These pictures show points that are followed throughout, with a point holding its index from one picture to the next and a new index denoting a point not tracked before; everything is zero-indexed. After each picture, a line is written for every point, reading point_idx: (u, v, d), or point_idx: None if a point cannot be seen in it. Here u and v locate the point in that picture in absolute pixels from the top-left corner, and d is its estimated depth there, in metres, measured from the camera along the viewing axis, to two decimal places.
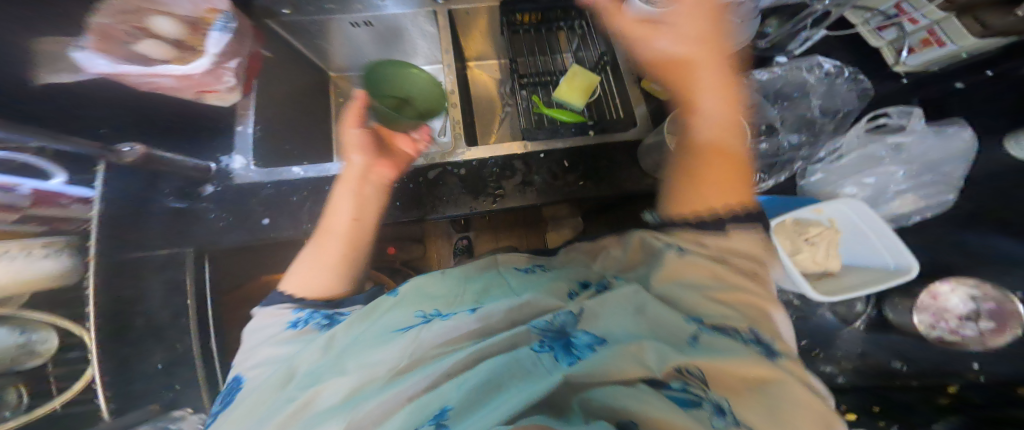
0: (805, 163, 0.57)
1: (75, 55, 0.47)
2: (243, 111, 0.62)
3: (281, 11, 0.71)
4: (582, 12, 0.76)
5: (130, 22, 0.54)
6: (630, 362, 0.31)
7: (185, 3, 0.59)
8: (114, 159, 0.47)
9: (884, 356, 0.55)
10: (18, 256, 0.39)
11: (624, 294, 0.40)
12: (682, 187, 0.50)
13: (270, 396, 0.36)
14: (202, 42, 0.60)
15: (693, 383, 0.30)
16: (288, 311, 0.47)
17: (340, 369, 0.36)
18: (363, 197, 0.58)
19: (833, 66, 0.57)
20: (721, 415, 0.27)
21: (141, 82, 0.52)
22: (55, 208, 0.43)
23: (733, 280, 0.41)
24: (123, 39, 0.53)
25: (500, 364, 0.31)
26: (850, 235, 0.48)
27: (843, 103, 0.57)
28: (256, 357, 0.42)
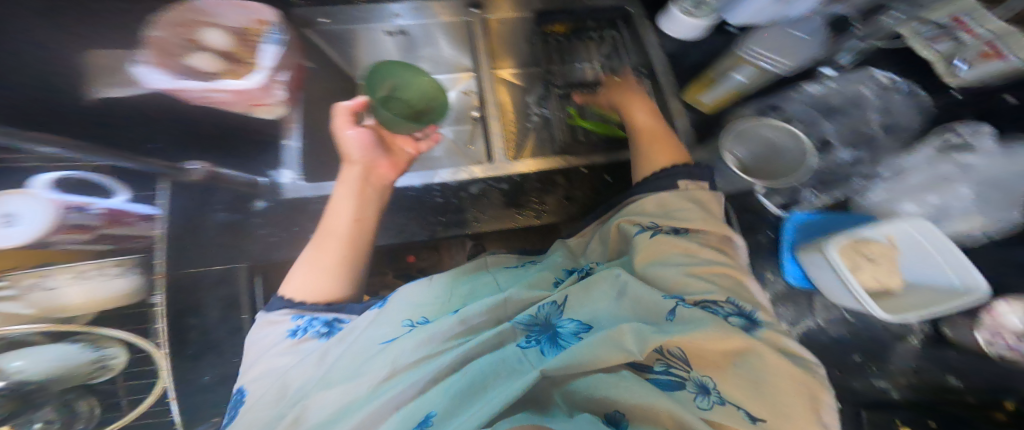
0: (866, 178, 0.56)
1: (136, 70, 0.49)
2: (288, 123, 0.59)
3: (319, 20, 0.71)
4: (615, 21, 0.74)
5: (182, 35, 0.52)
6: (612, 349, 0.32)
7: (230, 14, 0.56)
8: (181, 176, 0.45)
9: (939, 372, 0.54)
10: (94, 277, 0.39)
11: (608, 279, 0.42)
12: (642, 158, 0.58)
13: (269, 412, 0.39)
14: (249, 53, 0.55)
15: (675, 364, 0.33)
16: (286, 318, 0.47)
17: (335, 384, 0.38)
18: (364, 197, 0.55)
19: (888, 78, 0.57)
20: (704, 394, 0.30)
21: (197, 96, 0.51)
22: (124, 227, 0.43)
23: (702, 257, 0.44)
24: (177, 52, 0.52)
25: (483, 368, 0.34)
26: (910, 253, 0.47)
27: (902, 117, 0.56)
28: (257, 368, 0.43)
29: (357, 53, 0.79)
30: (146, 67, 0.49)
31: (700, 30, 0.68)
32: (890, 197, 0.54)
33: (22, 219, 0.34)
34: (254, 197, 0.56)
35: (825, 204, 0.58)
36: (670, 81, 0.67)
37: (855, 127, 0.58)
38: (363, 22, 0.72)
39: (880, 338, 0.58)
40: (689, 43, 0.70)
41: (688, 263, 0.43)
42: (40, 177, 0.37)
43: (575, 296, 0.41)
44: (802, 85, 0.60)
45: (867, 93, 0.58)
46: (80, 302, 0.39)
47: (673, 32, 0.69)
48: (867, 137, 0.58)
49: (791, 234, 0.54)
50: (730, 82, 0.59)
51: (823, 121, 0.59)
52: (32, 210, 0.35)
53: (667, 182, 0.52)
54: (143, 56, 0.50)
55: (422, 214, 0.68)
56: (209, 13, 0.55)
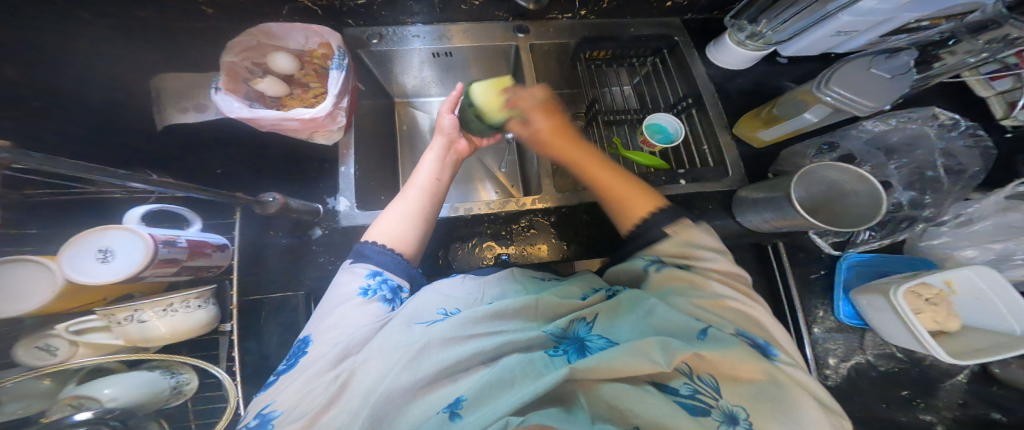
0: (928, 223, 0.60)
1: (214, 98, 0.53)
2: (345, 149, 0.63)
3: (370, 40, 0.69)
4: (660, 50, 0.77)
5: (250, 59, 0.60)
6: (640, 356, 0.34)
7: (298, 37, 0.62)
8: (259, 208, 0.47)
9: (982, 407, 0.56)
10: (179, 309, 0.40)
11: (636, 297, 0.44)
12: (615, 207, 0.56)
13: (318, 375, 0.37)
14: (310, 77, 0.65)
15: (704, 390, 0.34)
16: (361, 273, 0.46)
17: (380, 354, 0.38)
18: (445, 163, 0.63)
19: (948, 118, 0.60)
20: (730, 423, 0.31)
21: (269, 124, 0.55)
22: (203, 258, 0.44)
23: (712, 285, 0.44)
24: (245, 76, 0.60)
25: (513, 365, 0.36)
26: (971, 299, 0.52)
27: (966, 160, 0.59)
28: (325, 322, 0.42)
29: (399, 72, 0.78)
30: (222, 94, 0.54)
31: (750, 61, 0.71)
32: (950, 243, 0.58)
33: (120, 254, 0.36)
34: (313, 225, 0.59)
35: (884, 244, 0.62)
36: (720, 114, 0.69)
37: (916, 168, 0.60)
38: (410, 44, 0.71)
39: (932, 375, 0.59)
40: (737, 71, 0.74)
41: (692, 291, 0.44)
42: (131, 210, 0.39)
43: (603, 314, 0.43)
44: (861, 123, 0.63)
45: (930, 132, 0.60)
46: (163, 334, 0.40)
47: (723, 64, 0.73)
48: (930, 180, 0.59)
49: (846, 275, 0.60)
50: (799, 120, 0.60)
51: (886, 161, 0.61)
52: (128, 245, 0.36)
53: (658, 232, 0.51)
54: (218, 80, 0.56)
55: (475, 245, 0.68)
56: (278, 38, 0.61)
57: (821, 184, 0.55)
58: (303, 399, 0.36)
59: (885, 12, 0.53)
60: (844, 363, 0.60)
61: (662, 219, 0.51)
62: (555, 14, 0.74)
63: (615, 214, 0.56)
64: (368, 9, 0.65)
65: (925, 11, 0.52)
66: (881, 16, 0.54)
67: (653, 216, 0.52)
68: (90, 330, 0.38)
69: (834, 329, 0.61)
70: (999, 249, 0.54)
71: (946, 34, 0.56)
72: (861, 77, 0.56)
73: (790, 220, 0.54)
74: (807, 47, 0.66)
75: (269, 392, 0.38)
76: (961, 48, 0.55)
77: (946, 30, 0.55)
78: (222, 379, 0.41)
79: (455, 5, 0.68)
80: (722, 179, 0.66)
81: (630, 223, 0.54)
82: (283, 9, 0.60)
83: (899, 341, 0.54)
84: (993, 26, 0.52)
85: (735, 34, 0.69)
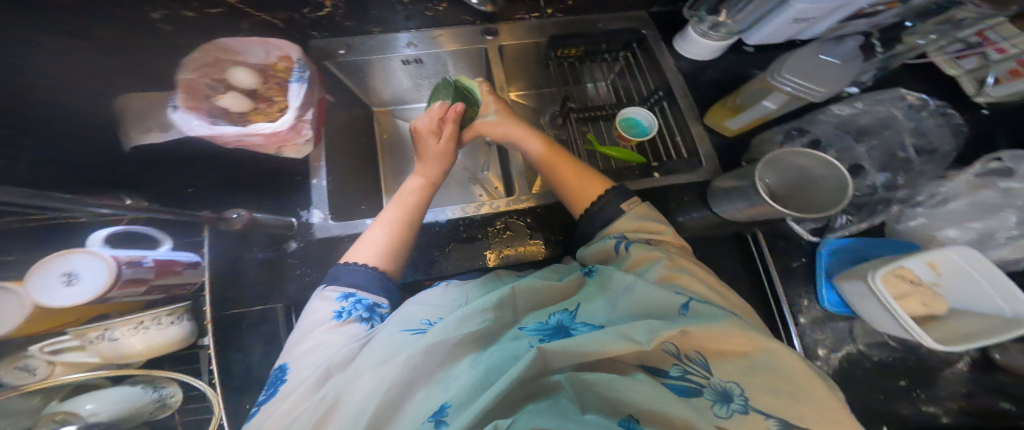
0: (904, 205, 0.60)
1: (173, 116, 0.50)
2: (316, 162, 0.64)
3: (338, 51, 0.70)
4: (630, 44, 0.76)
5: (210, 75, 0.58)
6: (620, 340, 0.33)
7: (259, 52, 0.62)
8: (223, 225, 0.47)
9: (989, 396, 0.57)
10: (151, 326, 0.43)
11: (614, 277, 0.43)
12: (569, 192, 0.59)
13: (306, 397, 0.37)
14: (274, 90, 0.63)
15: (693, 371, 0.34)
16: (331, 298, 0.48)
17: (366, 370, 0.37)
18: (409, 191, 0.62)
19: (916, 98, 0.63)
20: (724, 403, 0.31)
21: (233, 140, 0.53)
22: (173, 276, 0.45)
23: (686, 265, 0.45)
24: (206, 92, 0.57)
25: (498, 363, 0.36)
26: (954, 281, 0.52)
27: (936, 140, 0.62)
28: (304, 347, 0.43)
29: (373, 82, 0.78)
30: (181, 111, 0.51)
31: (716, 51, 0.69)
32: (928, 223, 0.57)
33: (86, 276, 0.36)
34: (289, 239, 0.61)
35: (860, 230, 0.61)
36: (690, 106, 0.68)
37: (886, 150, 0.62)
38: (380, 52, 0.71)
39: (926, 363, 0.58)
40: (707, 62, 0.72)
41: (670, 268, 0.43)
42: (97, 233, 0.40)
43: (585, 302, 0.42)
44: (828, 107, 0.64)
45: (898, 114, 0.63)
46: (140, 350, 0.42)
47: (690, 54, 0.71)
48: (901, 161, 0.61)
49: (826, 261, 0.59)
50: (761, 109, 0.61)
51: (855, 144, 0.63)
52: (94, 268, 0.36)
53: (612, 210, 0.55)
54: (175, 97, 0.53)
55: (451, 250, 0.69)
56: (235, 52, 0.60)
57: (792, 170, 0.55)
58: (288, 425, 0.35)
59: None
60: (835, 354, 0.58)
61: (610, 201, 0.55)
62: (523, 14, 0.74)
63: (572, 203, 0.59)
64: (330, 21, 0.66)
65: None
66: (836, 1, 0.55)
67: (601, 200, 0.56)
68: (68, 349, 0.40)
69: (822, 318, 0.60)
70: (980, 228, 0.54)
71: (898, 19, 0.58)
72: (812, 63, 0.58)
73: (757, 205, 0.54)
74: (769, 36, 0.67)
75: (261, 412, 0.39)
76: (915, 30, 0.58)
77: (896, 15, 0.58)
78: (204, 390, 0.42)
79: (422, 11, 0.68)
80: (696, 171, 0.65)
81: (584, 207, 0.58)
82: (243, 24, 0.60)
83: (890, 330, 0.52)
84: (939, 10, 0.56)
85: (697, 25, 0.67)
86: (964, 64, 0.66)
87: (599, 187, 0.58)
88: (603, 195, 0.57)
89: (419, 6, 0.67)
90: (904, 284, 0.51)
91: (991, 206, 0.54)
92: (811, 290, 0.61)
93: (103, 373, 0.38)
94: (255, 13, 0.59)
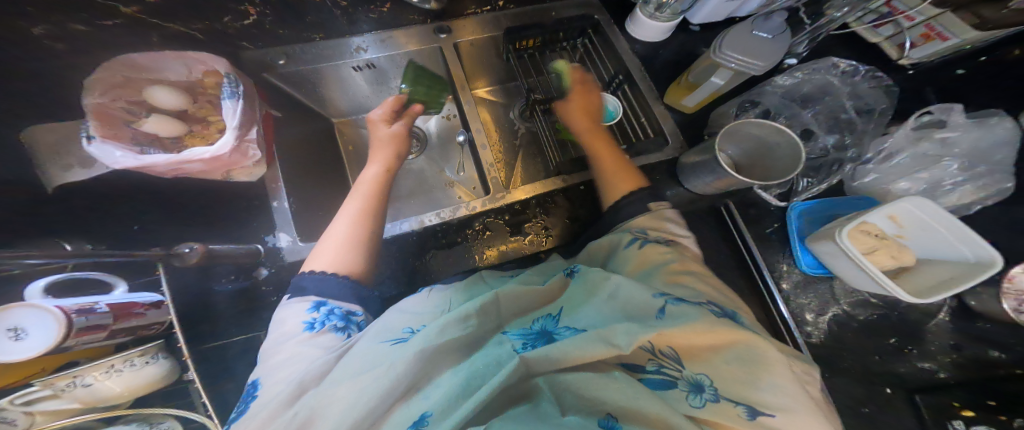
0: (856, 163, 0.61)
1: (89, 149, 0.46)
2: (273, 183, 0.63)
3: (277, 62, 0.67)
4: (585, 30, 0.75)
5: (123, 97, 0.53)
6: (598, 343, 0.33)
7: (178, 68, 0.57)
8: (178, 260, 0.48)
9: (980, 347, 0.54)
10: (124, 369, 0.43)
11: (601, 281, 0.42)
12: (611, 175, 0.60)
13: (279, 414, 0.37)
14: (206, 109, 0.62)
15: (667, 364, 0.34)
16: (304, 308, 0.48)
17: (340, 383, 0.37)
18: (370, 184, 0.64)
19: (847, 65, 0.63)
20: (697, 392, 0.32)
21: (168, 169, 0.51)
22: (136, 318, 0.45)
23: (689, 265, 0.45)
24: (123, 116, 0.53)
25: (481, 370, 0.36)
26: (920, 233, 0.52)
27: (872, 101, 0.62)
28: (278, 362, 0.43)
29: (327, 92, 0.77)
30: (97, 142, 0.47)
31: (667, 32, 0.69)
32: (881, 178, 0.58)
33: (35, 331, 0.35)
34: (258, 266, 0.61)
35: (823, 190, 0.62)
36: (650, 88, 0.69)
37: (831, 113, 0.64)
38: (327, 60, 0.69)
39: (911, 317, 0.59)
40: (658, 43, 0.72)
41: (675, 270, 0.44)
42: (33, 286, 0.39)
43: (568, 306, 0.42)
44: (772, 79, 0.65)
45: (834, 80, 0.63)
46: (120, 392, 0.43)
47: (640, 36, 0.71)
48: (846, 122, 0.63)
49: (797, 224, 0.60)
50: (710, 86, 0.61)
51: (802, 110, 0.65)
52: (41, 319, 0.35)
53: (640, 207, 0.56)
54: (87, 126, 0.48)
55: (434, 253, 0.71)
56: (151, 71, 0.55)
57: (749, 140, 0.56)
58: None
59: None
60: (822, 318, 0.59)
61: (640, 199, 0.57)
62: (474, 9, 0.74)
63: (604, 188, 0.60)
64: (261, 29, 0.62)
65: None
66: None
67: (631, 195, 0.57)
68: (43, 398, 0.39)
69: (803, 282, 0.61)
70: (926, 178, 0.55)
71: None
72: (751, 42, 0.56)
73: (721, 178, 0.55)
74: (711, 11, 0.66)
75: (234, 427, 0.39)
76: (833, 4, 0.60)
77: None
78: (202, 420, 0.45)
79: (363, 14, 0.67)
80: (663, 150, 0.66)
81: (613, 197, 0.59)
82: (152, 36, 0.52)
83: (862, 283, 0.53)
84: None
85: (644, 7, 0.67)
86: (882, 31, 0.62)
87: (630, 186, 0.58)
88: (632, 192, 0.58)
89: (360, 10, 0.66)
90: (874, 242, 0.52)
91: (930, 158, 0.55)
92: (788, 255, 0.62)
93: (87, 418, 0.38)
94: (166, 25, 0.52)
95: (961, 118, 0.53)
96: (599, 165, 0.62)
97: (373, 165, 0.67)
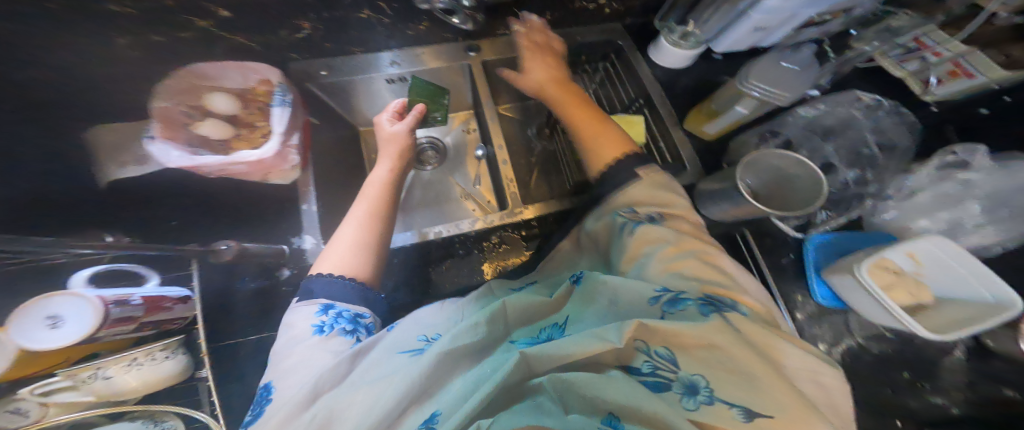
0: (876, 199, 0.62)
1: (150, 148, 0.50)
2: (304, 187, 0.63)
3: (319, 73, 0.68)
4: (608, 55, 0.79)
5: (186, 102, 0.56)
6: (593, 340, 0.34)
7: (236, 77, 0.59)
8: (212, 257, 0.50)
9: (991, 385, 0.55)
10: (145, 362, 0.43)
11: (597, 287, 0.43)
12: (594, 142, 0.60)
13: (292, 419, 0.36)
14: (257, 116, 0.61)
15: (663, 366, 0.33)
16: (311, 311, 0.47)
17: (359, 387, 0.37)
18: (378, 184, 0.64)
19: (872, 100, 0.65)
20: (691, 395, 0.30)
21: (214, 170, 0.53)
22: (163, 312, 0.45)
23: (693, 250, 0.45)
24: (182, 121, 0.55)
25: (485, 370, 0.36)
26: (937, 270, 0.53)
27: (896, 137, 0.63)
28: (289, 364, 0.42)
29: (357, 102, 0.78)
30: (158, 141, 0.51)
31: (689, 59, 0.71)
32: (901, 215, 0.59)
33: (71, 321, 0.35)
34: (280, 267, 0.60)
35: (840, 224, 0.63)
36: (670, 112, 0.70)
37: (851, 148, 0.65)
38: (362, 72, 0.70)
39: (925, 353, 0.59)
40: (679, 70, 0.74)
41: (673, 258, 0.44)
42: (76, 275, 0.40)
43: (574, 314, 0.43)
44: (796, 109, 0.66)
45: (857, 114, 0.65)
46: (134, 386, 0.43)
47: (662, 62, 0.73)
48: (867, 158, 0.64)
49: (814, 256, 0.61)
50: (733, 114, 0.63)
51: (824, 143, 0.65)
52: (77, 309, 0.36)
53: (625, 173, 0.54)
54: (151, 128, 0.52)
55: (448, 266, 0.75)
56: (212, 78, 0.58)
57: (766, 171, 0.57)
58: None
59: (787, 11, 0.55)
60: (835, 348, 0.59)
61: (627, 162, 0.55)
62: (503, 30, 0.76)
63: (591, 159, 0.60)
64: (310, 42, 0.65)
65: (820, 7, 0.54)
66: (785, 14, 0.55)
67: (621, 159, 0.56)
68: (59, 389, 0.38)
69: (817, 313, 0.61)
70: (948, 218, 0.56)
71: (843, 27, 0.67)
72: (777, 71, 0.63)
73: (741, 206, 0.56)
74: (730, 44, 0.68)
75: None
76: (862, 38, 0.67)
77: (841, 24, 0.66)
78: (206, 421, 0.42)
79: (402, 30, 0.69)
80: (682, 175, 0.66)
81: (600, 164, 0.58)
82: (215, 47, 0.58)
83: (882, 319, 0.53)
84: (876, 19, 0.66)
85: (668, 36, 0.70)
86: (906, 66, 0.65)
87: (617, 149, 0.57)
88: (620, 155, 0.57)
89: (401, 25, 0.69)
90: (889, 276, 0.52)
91: (954, 197, 0.55)
92: (804, 285, 0.62)
93: (97, 412, 0.38)
94: (228, 34, 0.57)
95: (985, 158, 0.54)
96: (583, 138, 0.62)
97: (380, 167, 0.67)
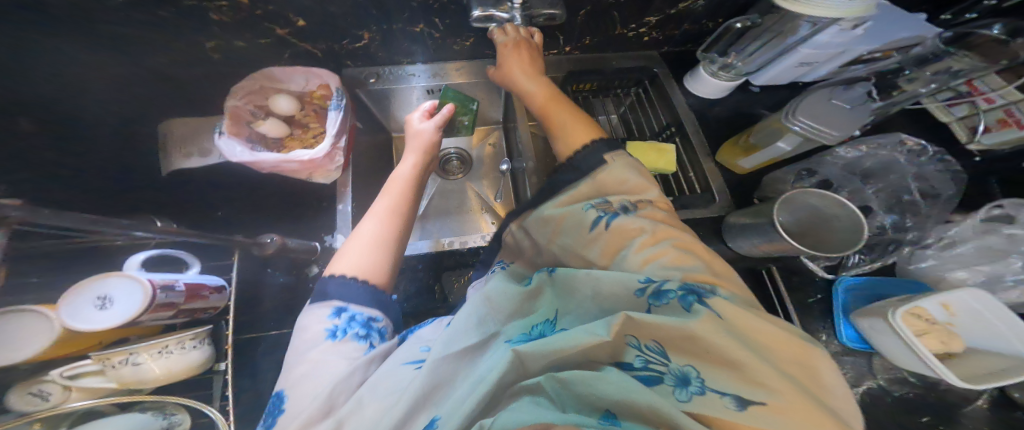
0: (914, 246, 0.62)
1: (219, 143, 0.58)
2: (343, 187, 0.64)
3: (368, 80, 0.70)
4: (641, 81, 0.79)
5: (253, 102, 0.64)
6: (582, 335, 0.31)
7: (300, 80, 0.64)
8: (257, 250, 0.50)
9: None
10: (174, 350, 0.42)
11: (576, 278, 0.38)
12: (567, 129, 0.52)
13: None
14: (311, 116, 0.67)
15: (653, 357, 0.30)
16: (323, 314, 0.43)
17: (369, 401, 0.34)
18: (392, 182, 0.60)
19: (917, 144, 0.65)
20: (683, 386, 0.28)
21: (270, 165, 0.59)
22: (200, 300, 0.44)
23: (669, 233, 0.39)
24: (247, 118, 0.63)
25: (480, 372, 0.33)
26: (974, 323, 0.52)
27: (938, 184, 0.64)
28: (296, 373, 0.39)
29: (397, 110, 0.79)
30: (225, 138, 0.59)
31: (723, 90, 0.73)
32: (940, 264, 0.59)
33: (118, 303, 0.35)
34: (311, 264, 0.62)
35: (874, 267, 0.63)
36: (702, 143, 0.70)
37: (892, 192, 0.64)
38: (404, 82, 0.71)
39: (949, 399, 0.58)
40: (714, 100, 0.75)
41: (647, 246, 0.38)
42: (134, 257, 0.39)
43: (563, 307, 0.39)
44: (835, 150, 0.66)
45: (899, 158, 0.65)
46: (158, 375, 0.41)
47: (698, 92, 0.74)
48: (908, 203, 0.63)
49: (843, 298, 0.60)
50: (774, 150, 0.63)
51: (864, 185, 0.65)
52: (125, 293, 0.36)
53: (595, 160, 0.47)
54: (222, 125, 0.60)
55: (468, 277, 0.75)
56: (280, 81, 0.64)
57: (804, 209, 0.57)
58: None
59: (841, 43, 0.60)
60: (856, 388, 0.58)
61: (590, 153, 0.48)
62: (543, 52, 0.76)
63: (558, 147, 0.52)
64: (364, 51, 0.66)
65: (875, 44, 0.60)
66: (840, 47, 0.60)
67: (586, 150, 0.49)
68: (85, 374, 0.38)
69: (841, 352, 0.60)
70: (987, 271, 0.56)
71: (896, 66, 0.65)
72: (826, 108, 0.60)
73: (775, 241, 0.55)
74: (776, 76, 0.70)
75: None
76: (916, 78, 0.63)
77: (895, 62, 0.65)
78: (216, 419, 0.40)
79: (448, 46, 0.69)
80: (710, 207, 0.67)
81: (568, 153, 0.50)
82: (285, 53, 0.61)
83: (911, 367, 0.52)
84: (935, 59, 0.62)
85: (708, 65, 0.71)
86: (955, 112, 0.67)
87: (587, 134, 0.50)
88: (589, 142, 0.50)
89: (447, 41, 0.67)
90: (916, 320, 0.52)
91: (997, 251, 0.55)
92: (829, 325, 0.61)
93: (113, 400, 0.36)
94: (298, 43, 0.59)
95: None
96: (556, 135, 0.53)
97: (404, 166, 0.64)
